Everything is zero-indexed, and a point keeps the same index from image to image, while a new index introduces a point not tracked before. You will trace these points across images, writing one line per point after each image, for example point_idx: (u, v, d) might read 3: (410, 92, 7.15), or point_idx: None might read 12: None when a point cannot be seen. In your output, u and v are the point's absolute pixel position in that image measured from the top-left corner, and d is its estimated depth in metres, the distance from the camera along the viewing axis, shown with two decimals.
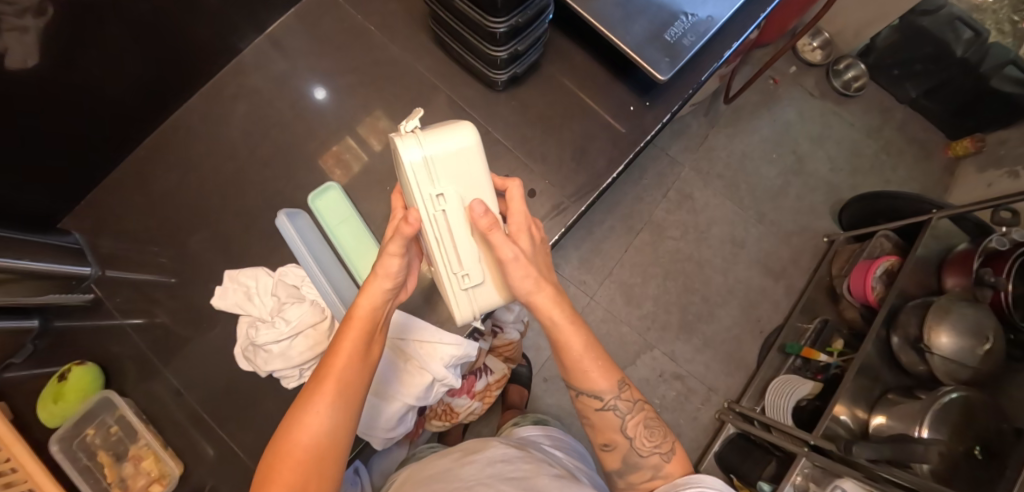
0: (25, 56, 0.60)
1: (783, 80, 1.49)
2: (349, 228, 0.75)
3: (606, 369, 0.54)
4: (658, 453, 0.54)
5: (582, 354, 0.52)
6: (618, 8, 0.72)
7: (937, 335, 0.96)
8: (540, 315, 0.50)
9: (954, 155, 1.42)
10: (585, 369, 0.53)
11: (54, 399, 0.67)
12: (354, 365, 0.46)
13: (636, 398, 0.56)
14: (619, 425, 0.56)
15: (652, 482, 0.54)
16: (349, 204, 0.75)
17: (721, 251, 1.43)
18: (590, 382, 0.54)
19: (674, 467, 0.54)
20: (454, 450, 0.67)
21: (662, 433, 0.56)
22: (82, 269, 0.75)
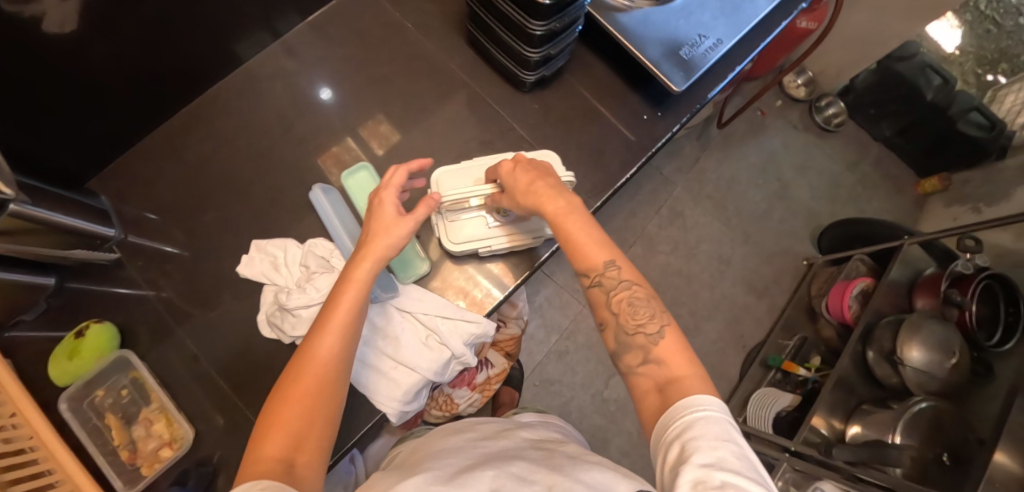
0: (64, 21, 0.58)
1: (770, 112, 1.61)
2: None
3: (601, 241, 0.60)
4: (646, 333, 0.55)
5: (578, 229, 0.60)
6: (641, 25, 0.80)
7: (909, 349, 1.04)
8: (543, 206, 0.63)
9: (923, 192, 1.53)
10: (580, 245, 0.60)
11: (69, 356, 0.66)
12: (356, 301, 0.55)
13: (624, 278, 0.58)
14: (607, 302, 0.58)
15: (646, 363, 0.54)
16: (379, 184, 0.76)
17: (709, 268, 1.50)
18: (589, 255, 0.59)
19: (664, 351, 0.54)
20: (469, 429, 0.72)
21: (652, 313, 0.57)
22: (106, 230, 0.75)
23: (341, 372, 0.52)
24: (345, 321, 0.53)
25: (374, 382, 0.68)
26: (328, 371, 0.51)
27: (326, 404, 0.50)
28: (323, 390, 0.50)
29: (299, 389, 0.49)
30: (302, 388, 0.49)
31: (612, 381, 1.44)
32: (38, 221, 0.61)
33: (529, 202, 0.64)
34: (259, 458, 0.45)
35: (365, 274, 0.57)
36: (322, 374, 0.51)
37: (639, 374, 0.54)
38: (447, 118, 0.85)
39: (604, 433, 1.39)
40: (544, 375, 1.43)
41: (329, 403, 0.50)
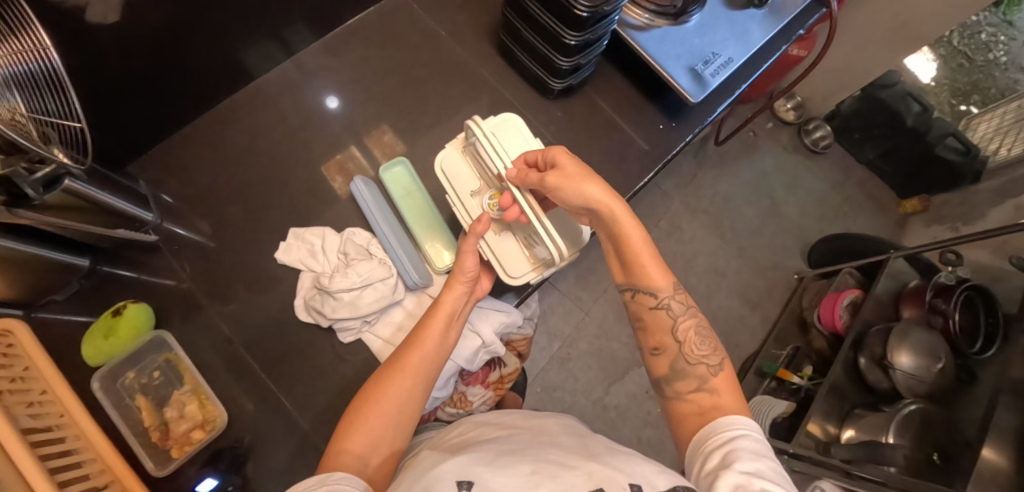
0: (105, 13, 0.59)
1: (762, 134, 1.70)
2: (412, 200, 0.79)
3: (667, 270, 0.65)
4: (704, 363, 0.60)
5: (642, 247, 0.64)
6: (661, 41, 0.86)
7: (898, 354, 1.11)
8: (609, 210, 0.62)
9: (904, 212, 1.64)
10: (646, 266, 0.64)
11: (105, 334, 0.67)
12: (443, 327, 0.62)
13: (689, 306, 0.65)
14: (671, 327, 0.63)
15: (698, 391, 0.58)
16: (416, 178, 0.80)
17: (705, 279, 1.56)
18: (655, 279, 0.64)
19: (718, 382, 0.59)
20: (496, 417, 0.68)
21: (711, 348, 0.62)
22: (144, 213, 0.75)
23: (417, 387, 0.58)
24: (432, 344, 0.60)
25: None
26: (412, 384, 0.57)
27: (405, 416, 0.56)
28: (402, 398, 0.56)
29: (383, 396, 0.56)
30: (385, 397, 0.56)
31: (613, 388, 1.46)
32: (84, 197, 0.62)
33: (588, 198, 0.62)
34: (343, 450, 0.52)
35: (453, 304, 0.64)
36: (404, 384, 0.57)
37: (685, 399, 0.59)
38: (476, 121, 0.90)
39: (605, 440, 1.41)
40: (546, 381, 1.44)
41: (405, 414, 0.56)
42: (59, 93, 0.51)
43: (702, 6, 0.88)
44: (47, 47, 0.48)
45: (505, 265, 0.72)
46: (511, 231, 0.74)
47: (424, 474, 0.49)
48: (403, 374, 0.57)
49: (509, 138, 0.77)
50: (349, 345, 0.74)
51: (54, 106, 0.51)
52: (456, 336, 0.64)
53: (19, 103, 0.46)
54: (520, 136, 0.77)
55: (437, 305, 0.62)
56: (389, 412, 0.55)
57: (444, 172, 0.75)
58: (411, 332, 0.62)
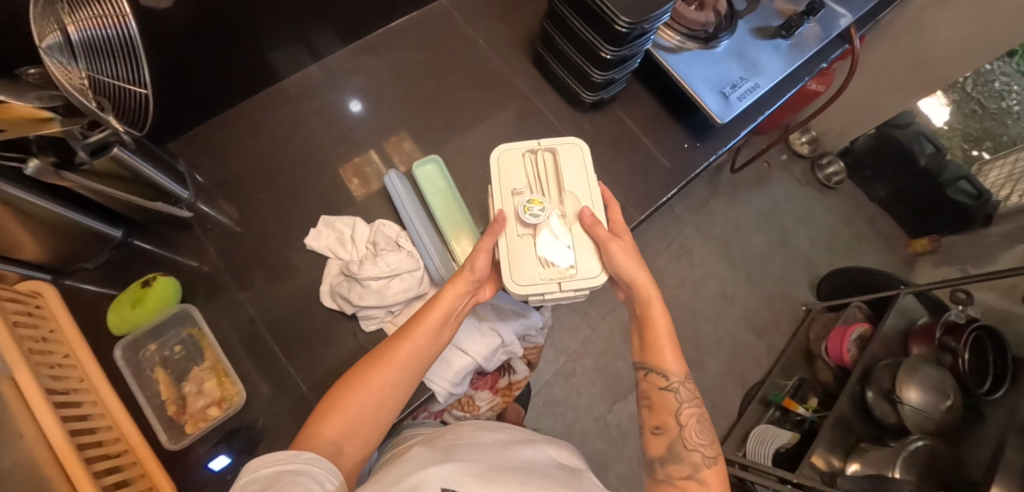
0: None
1: (776, 165, 1.72)
2: (442, 197, 0.82)
3: (682, 356, 0.66)
4: (701, 451, 0.61)
5: (664, 329, 0.66)
6: (692, 63, 0.89)
7: (907, 389, 1.11)
8: (644, 294, 0.66)
9: (914, 251, 1.66)
10: (662, 347, 0.66)
11: (133, 304, 0.69)
12: (436, 327, 0.62)
13: (697, 394, 0.65)
14: (675, 409, 0.64)
15: (689, 478, 0.60)
16: (445, 178, 0.83)
17: (713, 304, 1.56)
18: (667, 360, 0.65)
19: (710, 475, 0.60)
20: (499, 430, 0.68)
21: (711, 438, 0.63)
22: (179, 190, 0.75)
23: (397, 385, 0.59)
24: (419, 344, 0.60)
25: None
26: (392, 381, 0.59)
27: (384, 409, 0.59)
28: (381, 393, 0.58)
29: (365, 388, 0.58)
30: (367, 389, 0.58)
31: (616, 408, 1.45)
32: (129, 167, 0.63)
33: (625, 274, 0.65)
34: (317, 433, 0.55)
35: (454, 302, 0.63)
36: (384, 380, 0.59)
37: (673, 485, 0.61)
38: (505, 127, 0.92)
39: (604, 458, 1.39)
40: (549, 395, 1.43)
41: (381, 408, 0.58)
42: (130, 61, 0.54)
43: (731, 33, 0.92)
44: (126, 14, 0.51)
45: (511, 270, 0.63)
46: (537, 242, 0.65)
47: (410, 475, 0.47)
48: (389, 369, 0.59)
49: (569, 163, 0.70)
50: (371, 334, 0.74)
51: (121, 72, 0.54)
52: (451, 333, 0.64)
53: (80, 67, 0.49)
54: (581, 166, 0.70)
55: (431, 304, 0.61)
56: (365, 405, 0.58)
57: (502, 154, 0.69)
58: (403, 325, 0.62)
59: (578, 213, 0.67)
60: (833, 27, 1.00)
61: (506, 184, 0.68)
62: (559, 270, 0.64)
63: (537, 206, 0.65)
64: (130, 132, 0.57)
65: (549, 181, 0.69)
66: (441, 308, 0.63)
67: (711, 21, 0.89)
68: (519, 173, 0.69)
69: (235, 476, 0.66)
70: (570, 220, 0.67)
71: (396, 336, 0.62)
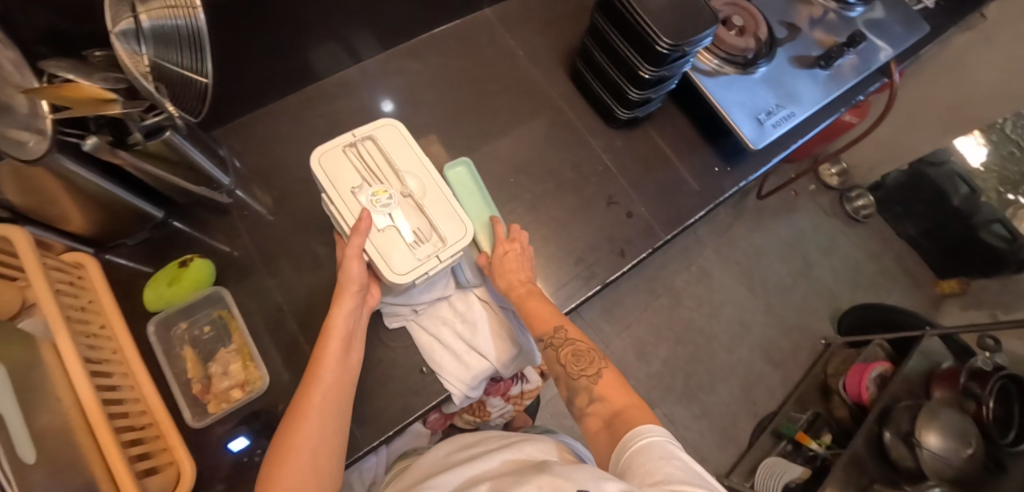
0: None
1: (803, 194, 1.70)
2: (473, 199, 0.80)
3: (550, 309, 0.67)
4: (586, 374, 0.61)
5: (524, 299, 0.68)
6: (729, 88, 0.89)
7: (927, 433, 1.08)
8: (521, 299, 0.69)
9: (941, 292, 1.64)
10: (535, 314, 0.67)
11: (169, 282, 0.71)
12: (341, 352, 0.58)
13: (571, 335, 0.65)
14: (554, 357, 0.64)
15: (591, 402, 0.59)
16: (476, 183, 0.82)
17: (730, 330, 1.54)
18: (535, 323, 0.66)
19: (605, 391, 0.59)
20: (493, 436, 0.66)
21: (591, 359, 0.63)
22: (221, 177, 0.77)
23: (332, 426, 0.55)
24: (331, 375, 0.57)
25: (445, 364, 0.73)
26: (323, 422, 0.55)
27: (324, 459, 0.54)
28: (317, 438, 0.54)
29: (292, 448, 0.52)
30: (298, 445, 0.53)
31: None
32: (177, 151, 0.66)
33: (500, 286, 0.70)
34: None
35: (346, 323, 0.60)
36: (315, 426, 0.54)
37: (589, 414, 0.58)
38: (538, 137, 0.93)
39: None
40: (558, 407, 1.43)
41: (324, 454, 0.54)
42: (195, 49, 0.55)
43: (770, 60, 0.92)
44: (196, 8, 0.52)
45: (385, 262, 0.62)
46: (397, 230, 0.64)
47: None
48: (308, 417, 0.54)
49: (393, 147, 0.69)
50: (394, 330, 0.74)
51: (184, 58, 0.55)
52: (359, 354, 0.61)
53: (144, 52, 0.52)
54: (407, 144, 0.69)
55: (325, 336, 0.57)
56: (305, 460, 0.52)
57: (326, 157, 0.65)
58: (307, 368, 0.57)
59: (424, 189, 0.67)
60: (873, 61, 0.99)
61: (342, 189, 0.64)
62: (430, 244, 0.65)
63: (383, 197, 0.64)
64: (184, 117, 0.58)
65: (384, 169, 0.67)
66: (336, 333, 0.59)
67: (751, 47, 0.89)
68: (346, 171, 0.65)
69: (252, 459, 0.67)
70: (418, 198, 0.66)
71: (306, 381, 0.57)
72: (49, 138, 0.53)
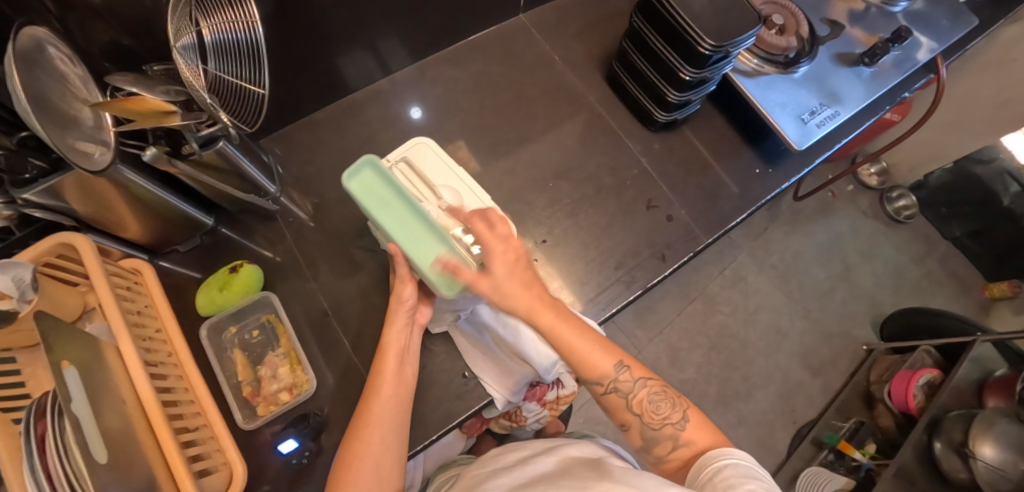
0: None
1: (841, 196, 1.65)
2: (395, 207, 0.63)
3: (606, 348, 0.58)
4: (669, 422, 0.55)
5: (569, 341, 0.57)
6: (770, 88, 0.87)
7: (982, 443, 1.03)
8: (557, 335, 0.57)
9: (990, 296, 1.55)
10: (579, 356, 0.57)
11: (221, 286, 0.73)
12: (397, 368, 0.62)
13: (638, 375, 0.58)
14: (625, 404, 0.57)
15: (676, 450, 0.53)
16: (390, 183, 0.64)
17: (766, 336, 1.50)
18: (596, 364, 0.57)
19: (692, 433, 0.54)
20: (539, 443, 0.66)
21: (670, 404, 0.57)
22: (268, 186, 0.79)
23: (393, 437, 0.58)
24: (389, 390, 0.60)
25: (487, 368, 0.74)
26: (383, 434, 0.57)
27: (386, 468, 0.57)
28: (382, 449, 0.57)
29: (358, 458, 0.56)
30: (362, 457, 0.56)
31: None
32: (227, 159, 0.67)
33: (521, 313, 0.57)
34: None
35: (399, 338, 0.64)
36: (378, 436, 0.57)
37: (669, 461, 0.54)
38: (574, 142, 0.93)
39: None
40: (591, 413, 1.42)
41: (387, 463, 0.57)
42: (251, 61, 0.59)
43: (812, 58, 0.90)
44: (254, 21, 0.56)
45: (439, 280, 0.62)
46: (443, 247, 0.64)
47: None
48: (371, 429, 0.57)
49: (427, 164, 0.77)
50: (437, 334, 0.74)
51: (242, 71, 0.59)
52: (414, 368, 0.64)
53: (207, 66, 0.55)
54: (439, 162, 0.78)
55: (381, 353, 0.61)
56: (371, 468, 0.56)
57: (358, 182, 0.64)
58: (365, 384, 0.61)
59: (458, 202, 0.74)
60: (921, 56, 0.96)
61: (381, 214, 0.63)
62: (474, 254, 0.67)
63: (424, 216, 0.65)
64: (237, 127, 0.60)
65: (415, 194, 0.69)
66: (391, 349, 0.63)
67: (793, 46, 0.88)
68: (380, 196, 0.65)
69: (301, 461, 0.67)
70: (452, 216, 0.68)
71: (367, 396, 0.60)
72: (111, 149, 0.54)
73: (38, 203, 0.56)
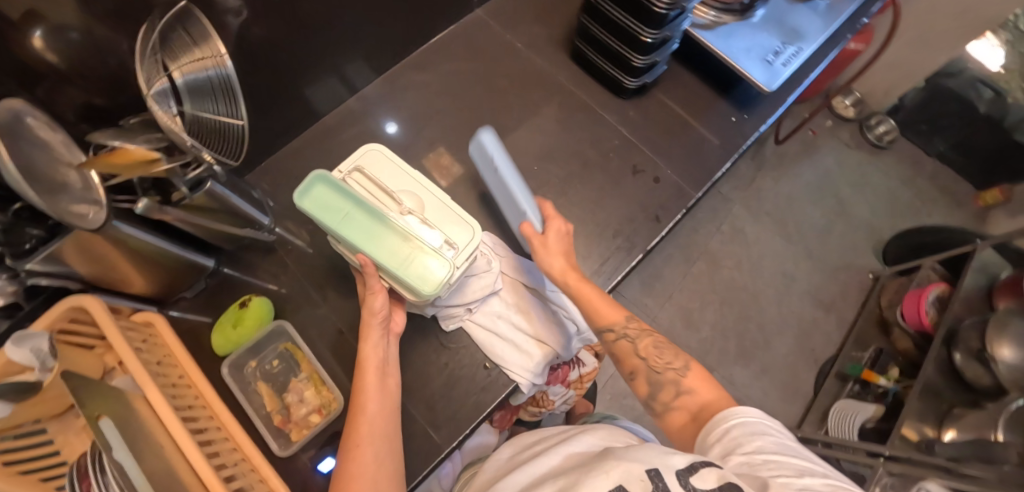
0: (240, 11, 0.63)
1: (821, 132, 1.67)
2: (355, 219, 0.62)
3: (616, 302, 0.67)
4: (671, 368, 0.59)
5: (584, 289, 0.68)
6: (730, 37, 0.89)
7: (999, 347, 1.05)
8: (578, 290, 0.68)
9: (984, 204, 1.57)
10: (596, 306, 0.66)
11: (234, 323, 0.74)
12: (377, 381, 0.61)
13: (644, 329, 0.64)
14: (633, 350, 0.62)
15: (679, 396, 0.56)
16: (347, 196, 0.62)
17: (773, 282, 1.51)
18: (608, 314, 0.66)
19: (693, 380, 0.56)
20: (547, 437, 0.66)
21: (673, 355, 0.61)
22: (262, 218, 0.80)
23: (385, 450, 0.57)
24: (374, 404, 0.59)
25: (506, 356, 0.75)
26: (375, 448, 0.57)
27: (386, 481, 0.55)
28: (377, 462, 0.56)
29: (353, 479, 0.54)
30: (358, 474, 0.54)
31: None
32: (219, 199, 0.69)
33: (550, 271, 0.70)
34: None
35: (376, 354, 0.63)
36: (371, 451, 0.56)
37: (674, 409, 0.55)
38: (551, 123, 0.94)
39: None
40: (616, 388, 1.42)
41: (385, 476, 0.56)
42: (227, 95, 0.60)
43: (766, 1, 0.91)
44: (222, 56, 0.58)
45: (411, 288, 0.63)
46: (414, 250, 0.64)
47: None
48: (362, 447, 0.56)
49: (382, 169, 0.71)
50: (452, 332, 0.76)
51: (219, 107, 0.60)
52: (395, 380, 0.64)
53: (183, 108, 0.55)
54: (395, 166, 0.71)
55: (359, 370, 0.60)
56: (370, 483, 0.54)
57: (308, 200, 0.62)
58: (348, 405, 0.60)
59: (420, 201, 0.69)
60: None
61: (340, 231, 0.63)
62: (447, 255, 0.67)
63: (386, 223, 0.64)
64: (222, 162, 0.61)
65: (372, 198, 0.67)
66: (369, 364, 0.62)
67: None
68: None
69: None
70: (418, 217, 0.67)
71: (352, 416, 0.59)
72: (105, 209, 0.55)
73: (43, 270, 0.55)
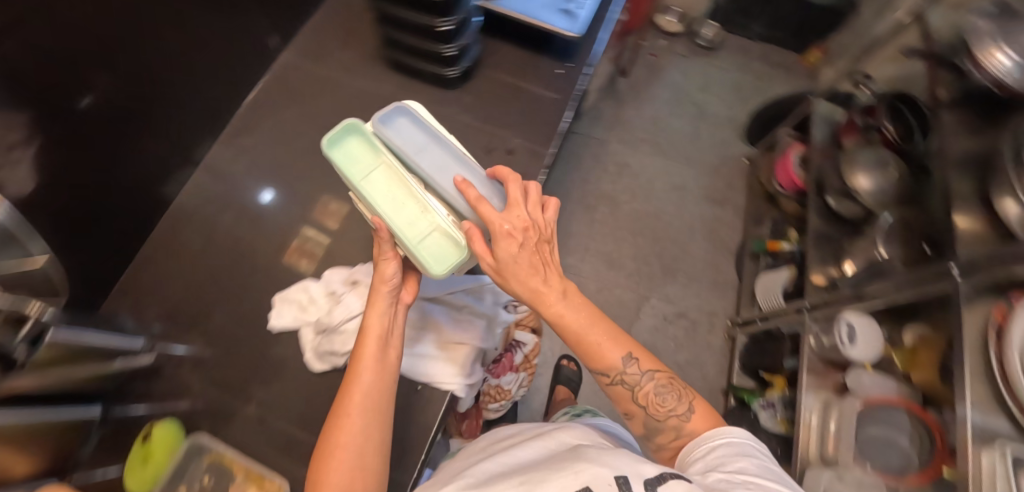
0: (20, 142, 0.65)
1: (659, 53, 1.80)
2: (375, 186, 0.62)
3: (619, 339, 0.55)
4: (674, 414, 0.55)
5: (584, 329, 0.54)
6: (527, 0, 0.94)
7: (856, 178, 1.16)
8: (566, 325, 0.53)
9: (810, 64, 1.76)
10: (595, 346, 0.54)
11: (143, 460, 0.72)
12: (375, 351, 0.57)
13: (648, 367, 0.56)
14: (632, 396, 0.56)
15: (678, 439, 0.55)
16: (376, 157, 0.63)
17: (669, 198, 1.62)
18: (610, 355, 0.54)
19: (697, 424, 0.54)
20: (528, 429, 0.63)
21: (676, 396, 0.56)
22: (132, 342, 0.77)
23: (374, 429, 0.55)
24: (367, 379, 0.56)
25: (435, 368, 0.82)
26: (364, 429, 0.54)
27: (369, 458, 0.54)
28: (362, 439, 0.54)
29: (337, 447, 0.53)
30: (340, 448, 0.53)
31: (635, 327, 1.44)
32: (70, 344, 0.61)
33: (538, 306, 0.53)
34: None
35: (381, 320, 0.59)
36: (357, 426, 0.54)
37: (668, 449, 0.56)
38: None
39: None
40: None
41: (370, 456, 0.54)
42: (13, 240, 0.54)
43: None
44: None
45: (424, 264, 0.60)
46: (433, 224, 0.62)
47: None
48: (351, 417, 0.54)
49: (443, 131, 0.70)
50: None
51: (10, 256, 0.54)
52: (398, 351, 0.60)
53: None
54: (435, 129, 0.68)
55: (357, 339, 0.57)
56: (350, 463, 0.52)
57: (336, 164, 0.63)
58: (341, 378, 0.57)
59: None
60: None
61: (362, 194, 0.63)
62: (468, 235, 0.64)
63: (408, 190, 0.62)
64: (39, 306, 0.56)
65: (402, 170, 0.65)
66: (369, 336, 0.58)
67: None
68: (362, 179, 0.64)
69: None
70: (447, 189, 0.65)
71: (344, 389, 0.57)
72: None
73: None
